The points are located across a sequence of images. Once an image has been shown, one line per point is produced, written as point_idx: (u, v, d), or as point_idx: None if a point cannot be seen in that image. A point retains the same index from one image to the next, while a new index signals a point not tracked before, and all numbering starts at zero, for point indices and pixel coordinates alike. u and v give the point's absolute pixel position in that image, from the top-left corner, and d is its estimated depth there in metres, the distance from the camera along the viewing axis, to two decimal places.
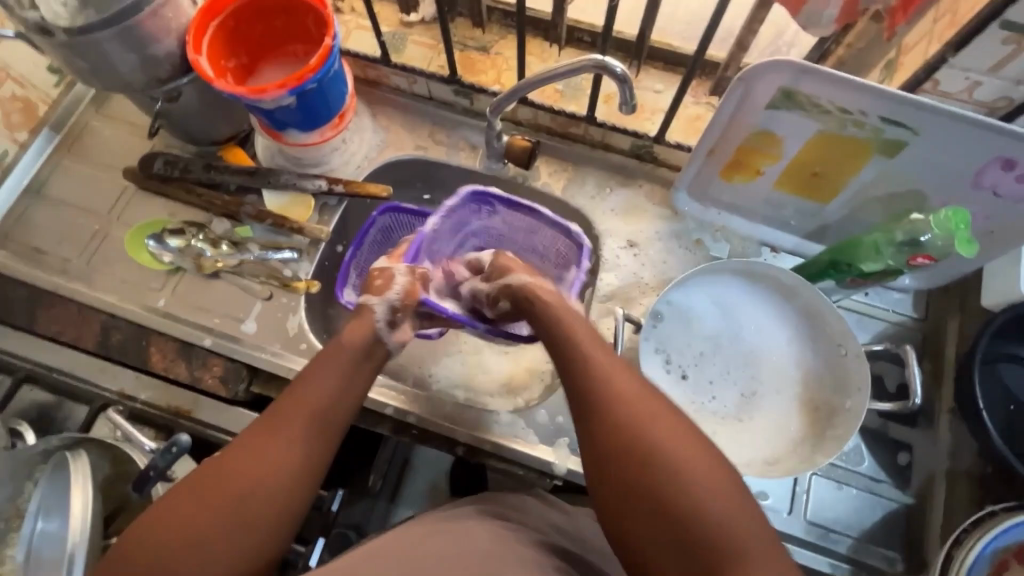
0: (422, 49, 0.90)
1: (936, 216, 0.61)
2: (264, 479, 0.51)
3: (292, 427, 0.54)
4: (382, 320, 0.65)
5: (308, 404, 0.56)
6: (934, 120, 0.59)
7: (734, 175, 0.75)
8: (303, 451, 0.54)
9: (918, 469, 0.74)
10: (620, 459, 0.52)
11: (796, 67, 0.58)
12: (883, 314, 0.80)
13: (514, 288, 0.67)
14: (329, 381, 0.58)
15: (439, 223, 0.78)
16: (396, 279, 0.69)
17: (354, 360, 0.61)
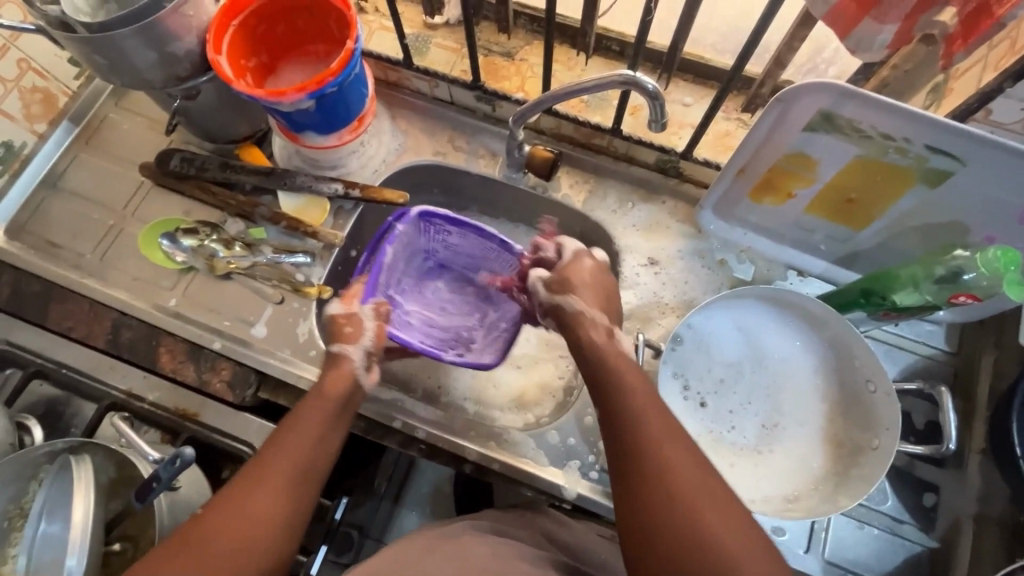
0: (445, 53, 0.87)
1: (983, 254, 0.57)
2: (257, 528, 0.52)
3: (280, 475, 0.55)
4: (358, 364, 0.69)
5: (295, 453, 0.57)
6: (984, 152, 0.55)
7: (763, 197, 0.72)
8: (294, 489, 0.56)
9: (945, 512, 0.71)
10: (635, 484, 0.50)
11: (839, 91, 0.55)
12: (913, 346, 0.76)
13: (569, 313, 0.68)
14: (316, 428, 0.60)
15: (395, 247, 0.79)
16: (365, 327, 0.72)
17: (337, 406, 0.64)
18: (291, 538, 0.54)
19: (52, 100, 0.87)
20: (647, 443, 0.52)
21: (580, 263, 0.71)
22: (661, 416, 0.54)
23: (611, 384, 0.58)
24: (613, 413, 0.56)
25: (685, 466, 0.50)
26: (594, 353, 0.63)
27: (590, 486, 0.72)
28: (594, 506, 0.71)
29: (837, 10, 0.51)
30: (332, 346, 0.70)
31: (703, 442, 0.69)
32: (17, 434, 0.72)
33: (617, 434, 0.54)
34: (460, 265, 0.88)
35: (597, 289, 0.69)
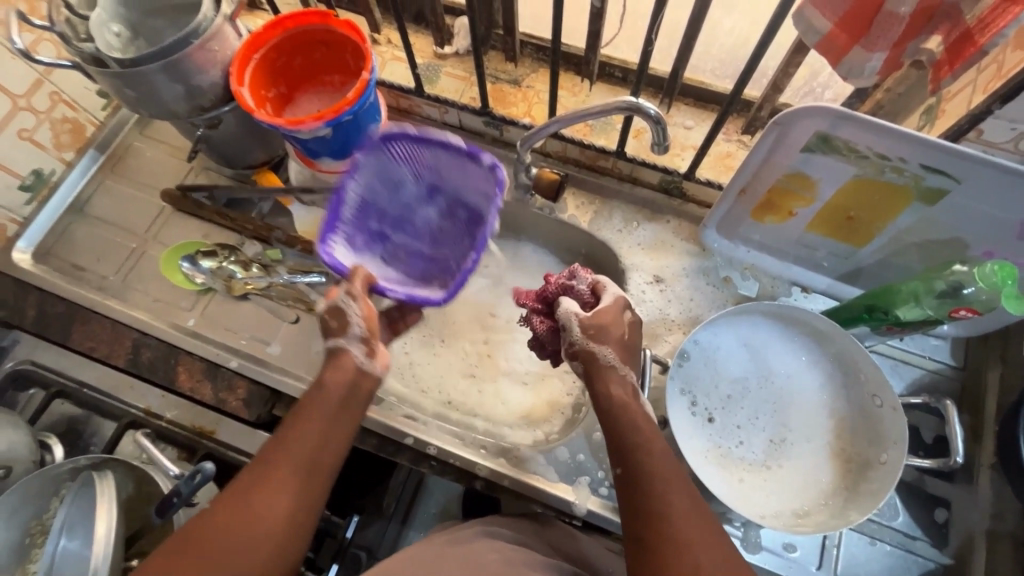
0: (454, 81, 0.90)
1: (981, 269, 0.58)
2: (252, 539, 0.50)
3: (280, 483, 0.53)
4: (360, 355, 0.63)
5: (296, 454, 0.55)
6: (978, 171, 0.57)
7: (765, 216, 0.74)
8: (295, 496, 0.53)
9: (957, 528, 0.70)
10: (655, 547, 0.52)
11: (835, 114, 0.58)
12: (919, 360, 0.77)
13: (600, 365, 0.63)
14: (318, 426, 0.57)
15: (360, 180, 0.71)
16: (350, 312, 0.63)
17: (338, 403, 0.60)
18: (291, 548, 0.52)
19: (80, 130, 0.90)
20: (665, 501, 0.53)
21: (621, 312, 0.66)
22: (677, 477, 0.55)
23: (636, 449, 0.58)
24: (631, 477, 0.56)
25: (698, 529, 0.52)
26: (621, 415, 0.61)
27: (600, 502, 0.72)
28: (604, 521, 0.72)
29: (829, 39, 0.53)
30: (328, 342, 0.63)
31: (711, 458, 0.69)
32: (37, 452, 0.74)
33: (637, 498, 0.55)
34: (451, 186, 0.73)
35: (630, 345, 0.65)
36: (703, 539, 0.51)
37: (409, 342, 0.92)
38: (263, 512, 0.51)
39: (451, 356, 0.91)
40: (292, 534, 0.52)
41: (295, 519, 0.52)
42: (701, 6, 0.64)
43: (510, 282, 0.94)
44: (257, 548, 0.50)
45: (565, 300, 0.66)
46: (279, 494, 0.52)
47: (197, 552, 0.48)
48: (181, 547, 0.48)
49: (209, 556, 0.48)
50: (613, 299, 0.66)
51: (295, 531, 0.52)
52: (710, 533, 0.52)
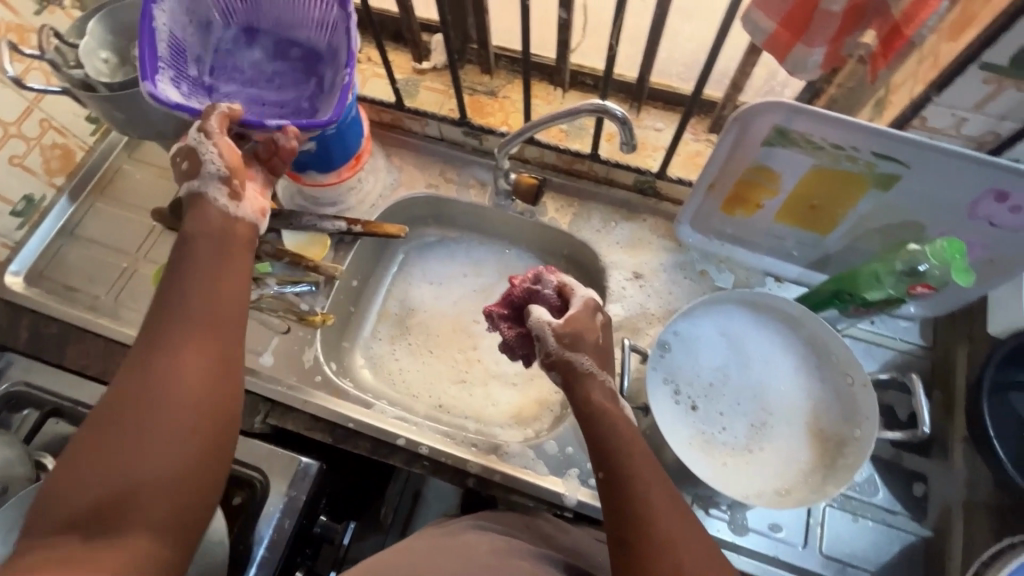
0: (433, 94, 0.93)
1: (932, 246, 0.62)
2: (170, 395, 0.49)
3: (180, 332, 0.52)
4: (222, 199, 0.62)
5: (188, 302, 0.54)
6: (926, 155, 0.61)
7: (735, 209, 0.78)
8: (198, 340, 0.52)
9: (935, 500, 0.73)
10: (640, 549, 0.51)
11: (789, 107, 0.62)
12: (890, 341, 0.80)
13: (579, 374, 0.63)
14: (201, 280, 0.55)
15: (167, 12, 0.69)
16: (206, 155, 0.62)
17: (217, 248, 0.58)
18: (221, 388, 0.52)
19: (70, 155, 0.93)
20: (648, 502, 0.53)
21: (593, 316, 0.67)
22: (659, 478, 0.55)
23: (616, 451, 0.57)
24: (614, 478, 0.55)
25: (680, 530, 0.51)
26: (602, 421, 0.60)
27: (589, 493, 0.74)
28: (594, 512, 0.73)
29: (774, 37, 0.57)
30: (184, 189, 0.62)
31: (695, 444, 0.71)
32: (34, 470, 0.71)
33: (619, 500, 0.54)
34: (265, 21, 0.76)
35: (606, 350, 0.66)
36: (689, 538, 0.51)
37: (400, 348, 0.94)
38: (177, 373, 0.50)
39: (440, 360, 0.93)
40: (212, 382, 0.51)
41: (211, 365, 0.52)
42: (660, 13, 0.69)
43: (495, 286, 0.98)
44: (182, 394, 0.49)
45: (537, 309, 0.69)
46: (178, 348, 0.51)
47: (114, 424, 0.48)
48: (93, 427, 0.48)
49: (129, 423, 0.48)
50: (583, 304, 0.68)
51: (214, 378, 0.51)
52: (693, 534, 0.52)
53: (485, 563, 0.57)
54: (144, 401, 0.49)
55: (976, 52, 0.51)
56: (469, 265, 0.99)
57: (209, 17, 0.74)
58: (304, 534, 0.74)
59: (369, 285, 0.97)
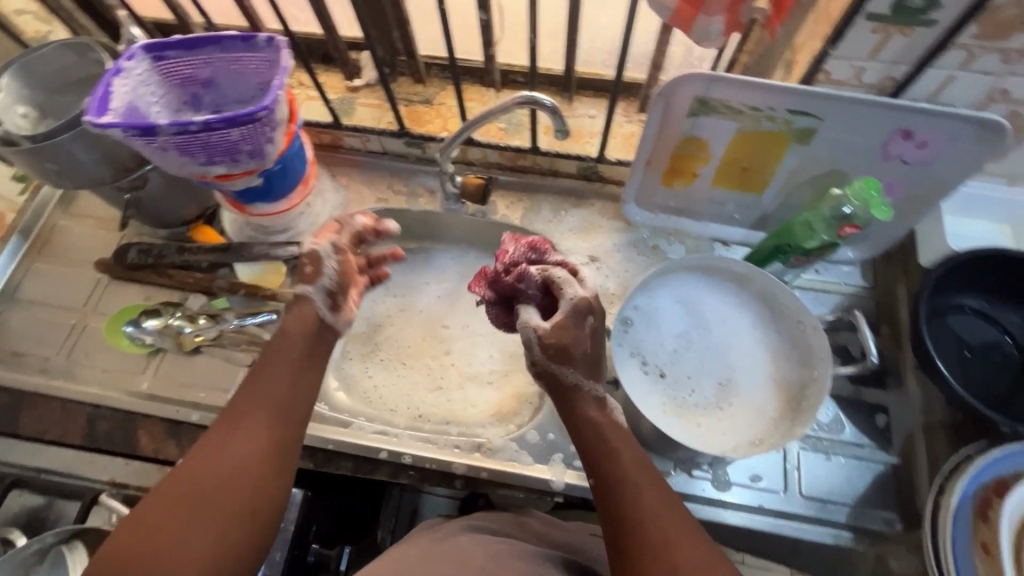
0: (369, 109, 0.94)
1: (852, 187, 0.67)
2: (239, 474, 0.54)
3: (258, 416, 0.58)
4: (322, 305, 0.69)
5: (268, 391, 0.60)
6: (835, 105, 0.65)
7: (674, 181, 0.81)
8: (272, 428, 0.58)
9: (897, 429, 0.77)
10: (635, 549, 0.54)
11: (705, 76, 0.65)
12: (836, 287, 0.85)
13: (566, 387, 0.65)
14: (288, 364, 0.63)
15: (132, 87, 0.69)
16: (327, 263, 0.70)
17: (303, 347, 0.65)
18: (281, 473, 0.57)
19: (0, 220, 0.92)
20: (639, 502, 0.56)
21: (581, 320, 0.65)
22: (649, 477, 0.58)
23: (606, 456, 0.60)
24: (606, 484, 0.59)
25: (672, 527, 0.54)
26: (592, 431, 0.63)
27: (576, 474, 0.75)
28: (583, 492, 0.74)
29: (678, 13, 0.60)
30: (299, 288, 0.69)
31: (668, 409, 0.74)
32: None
33: (611, 504, 0.57)
34: (231, 97, 0.76)
35: (596, 356, 0.66)
36: (681, 533, 0.54)
37: (371, 364, 0.94)
38: (247, 454, 0.55)
39: (414, 370, 0.93)
40: (276, 468, 0.56)
41: (278, 449, 0.57)
42: (573, 4, 0.71)
43: (459, 290, 0.99)
44: (247, 474, 0.54)
45: (525, 310, 0.67)
46: (252, 430, 0.57)
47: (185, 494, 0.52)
48: (165, 492, 0.52)
49: (197, 495, 0.52)
50: (570, 308, 0.65)
51: (279, 463, 0.57)
52: (683, 527, 0.55)
53: (482, 564, 0.58)
54: (216, 476, 0.54)
55: (860, 5, 0.55)
56: (430, 273, 1.00)
57: (175, 98, 0.75)
58: (298, 563, 0.75)
59: None
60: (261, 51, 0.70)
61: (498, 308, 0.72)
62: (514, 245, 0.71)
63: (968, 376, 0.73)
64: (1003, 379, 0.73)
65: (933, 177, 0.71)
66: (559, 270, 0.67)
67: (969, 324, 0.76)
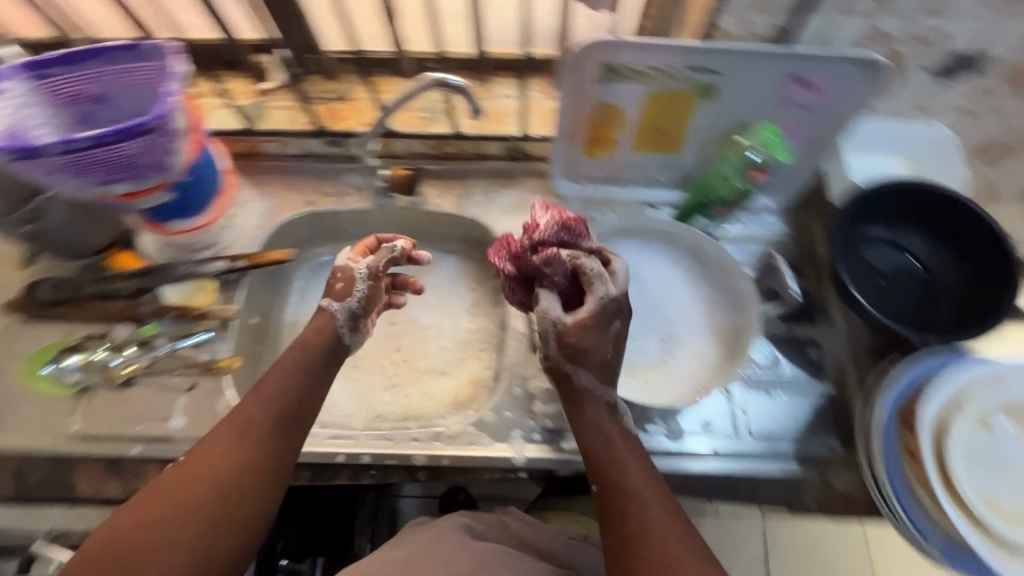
0: (284, 112, 0.91)
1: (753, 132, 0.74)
2: (240, 474, 0.58)
3: (258, 422, 0.62)
4: (344, 325, 0.76)
5: (269, 400, 0.64)
6: (730, 58, 0.68)
7: (596, 151, 0.83)
8: (271, 438, 0.62)
9: (830, 360, 0.82)
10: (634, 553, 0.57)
11: (606, 42, 0.67)
12: (762, 234, 0.89)
13: (574, 386, 0.68)
14: (287, 377, 0.67)
15: (11, 108, 0.65)
16: (358, 285, 0.77)
17: (305, 364, 0.70)
18: (277, 480, 0.61)
19: None
20: (642, 510, 0.59)
21: (606, 323, 0.67)
22: (652, 488, 0.61)
23: (610, 465, 0.63)
24: (610, 491, 0.62)
25: (670, 534, 0.57)
26: (596, 437, 0.66)
27: (536, 448, 0.76)
28: (545, 464, 0.75)
29: None
30: (329, 300, 0.76)
31: None
32: None
33: (613, 513, 0.60)
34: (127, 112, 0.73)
35: (611, 364, 0.68)
36: (679, 542, 0.57)
37: None
38: (246, 459, 0.59)
39: (366, 371, 0.92)
40: (271, 473, 0.60)
41: (269, 462, 0.61)
42: None
43: None
44: (248, 478, 0.58)
45: (549, 300, 0.68)
46: (250, 439, 0.61)
47: (179, 490, 0.55)
48: (163, 488, 0.56)
49: (197, 493, 0.55)
50: (597, 309, 0.67)
51: (274, 469, 0.61)
52: (681, 535, 0.58)
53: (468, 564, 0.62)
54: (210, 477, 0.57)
55: None
56: None
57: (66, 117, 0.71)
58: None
59: (273, 318, 0.94)
60: (151, 60, 0.67)
61: (517, 286, 0.73)
62: (547, 220, 0.70)
63: (883, 301, 0.78)
64: (915, 300, 0.78)
65: (830, 118, 0.75)
66: (591, 263, 0.69)
67: (879, 253, 0.80)
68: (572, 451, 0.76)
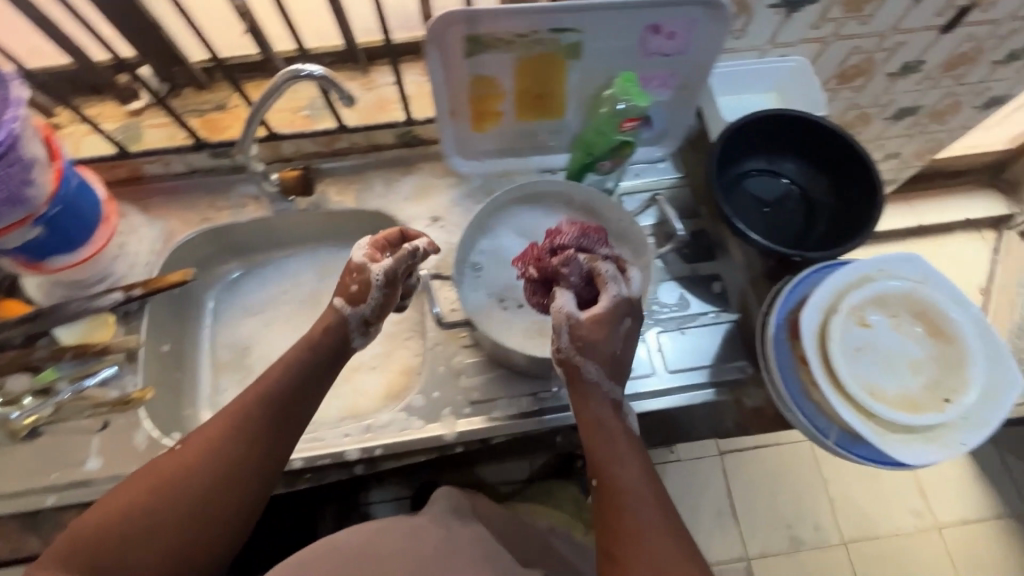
0: (159, 130, 0.87)
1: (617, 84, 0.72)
2: (232, 461, 0.63)
3: (255, 414, 0.66)
4: (355, 329, 0.73)
5: (268, 394, 0.67)
6: (585, 16, 0.70)
7: (483, 125, 0.85)
8: (265, 433, 0.66)
9: (732, 290, 0.87)
10: (621, 541, 0.63)
11: (463, 15, 0.68)
12: (656, 184, 0.94)
13: (583, 377, 0.70)
14: (285, 369, 0.69)
15: None
16: (371, 290, 0.72)
17: (309, 359, 0.70)
18: (268, 471, 0.65)
19: None
20: (633, 503, 0.64)
21: (617, 321, 0.70)
22: (645, 484, 0.66)
23: (609, 461, 0.67)
24: (608, 484, 0.66)
25: (655, 524, 0.63)
26: (599, 431, 0.69)
27: (466, 421, 0.78)
28: (476, 435, 0.77)
29: None
30: (346, 305, 0.72)
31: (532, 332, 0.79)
32: None
33: (606, 505, 0.66)
34: None
35: (615, 358, 0.71)
36: (664, 533, 0.62)
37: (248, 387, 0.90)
38: (240, 447, 0.64)
39: None
40: (262, 463, 0.65)
41: (256, 464, 0.65)
42: None
43: (321, 287, 0.98)
44: (239, 465, 0.63)
45: (564, 296, 0.70)
46: (246, 430, 0.65)
47: (170, 471, 0.61)
48: (161, 465, 0.62)
49: (195, 470, 0.62)
50: (610, 307, 0.69)
51: (265, 460, 0.65)
52: (667, 525, 0.63)
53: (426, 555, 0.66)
54: (199, 463, 0.62)
55: None
56: (287, 281, 0.98)
57: None
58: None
59: (189, 343, 0.92)
60: None
61: (537, 286, 0.76)
62: (569, 230, 0.74)
63: (769, 227, 0.84)
64: (796, 221, 0.85)
65: (693, 62, 0.79)
66: (607, 265, 0.71)
67: (761, 182, 0.86)
68: (502, 419, 0.78)
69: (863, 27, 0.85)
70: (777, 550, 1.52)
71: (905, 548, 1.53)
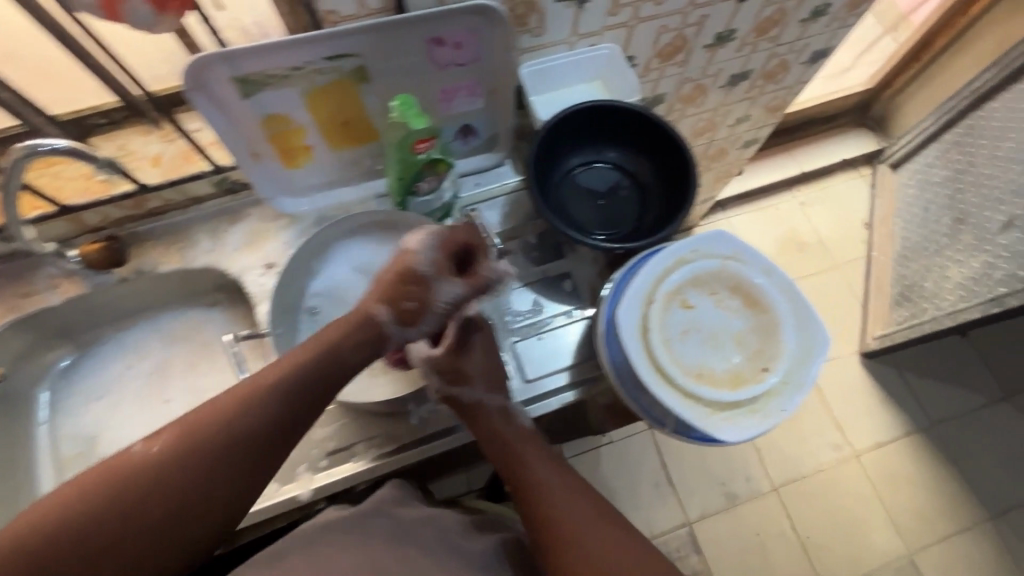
0: None
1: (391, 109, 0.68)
2: (207, 475, 0.57)
3: (245, 427, 0.58)
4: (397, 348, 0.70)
5: (258, 410, 0.59)
6: (356, 40, 0.67)
7: (296, 162, 0.81)
8: (247, 456, 0.59)
9: (584, 287, 0.86)
10: (550, 534, 0.64)
11: (218, 58, 0.63)
12: (500, 188, 0.90)
13: (463, 404, 0.72)
14: (291, 375, 0.61)
15: None
16: (425, 319, 0.68)
17: (315, 372, 0.62)
18: (240, 496, 0.59)
19: None
20: (548, 496, 0.67)
21: (468, 338, 0.72)
22: (554, 473, 0.69)
23: (515, 463, 0.70)
24: (522, 486, 0.69)
25: (575, 508, 0.66)
26: (497, 439, 0.71)
27: (323, 475, 0.74)
28: (335, 486, 0.74)
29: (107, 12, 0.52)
30: (401, 328, 0.68)
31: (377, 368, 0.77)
32: None
33: (525, 505, 0.68)
34: None
35: (492, 371, 0.73)
36: (586, 512, 0.65)
37: None
38: (216, 463, 0.57)
39: None
40: (235, 488, 0.58)
41: (229, 484, 0.58)
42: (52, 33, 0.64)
43: (169, 356, 0.91)
44: (209, 482, 0.57)
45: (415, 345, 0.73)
46: (229, 445, 0.58)
47: (148, 474, 0.55)
48: (134, 458, 0.56)
49: (161, 476, 0.55)
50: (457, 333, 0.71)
51: (239, 486, 0.59)
52: (587, 504, 0.66)
53: None
54: (182, 468, 0.56)
55: None
56: (129, 355, 0.91)
57: None
58: None
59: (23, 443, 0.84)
60: None
61: None
62: None
63: (606, 218, 0.85)
64: (631, 208, 0.86)
65: (490, 67, 0.77)
66: None
67: (592, 174, 0.87)
68: (362, 464, 0.75)
69: (661, 7, 0.85)
70: (715, 509, 1.56)
71: (832, 482, 1.60)
